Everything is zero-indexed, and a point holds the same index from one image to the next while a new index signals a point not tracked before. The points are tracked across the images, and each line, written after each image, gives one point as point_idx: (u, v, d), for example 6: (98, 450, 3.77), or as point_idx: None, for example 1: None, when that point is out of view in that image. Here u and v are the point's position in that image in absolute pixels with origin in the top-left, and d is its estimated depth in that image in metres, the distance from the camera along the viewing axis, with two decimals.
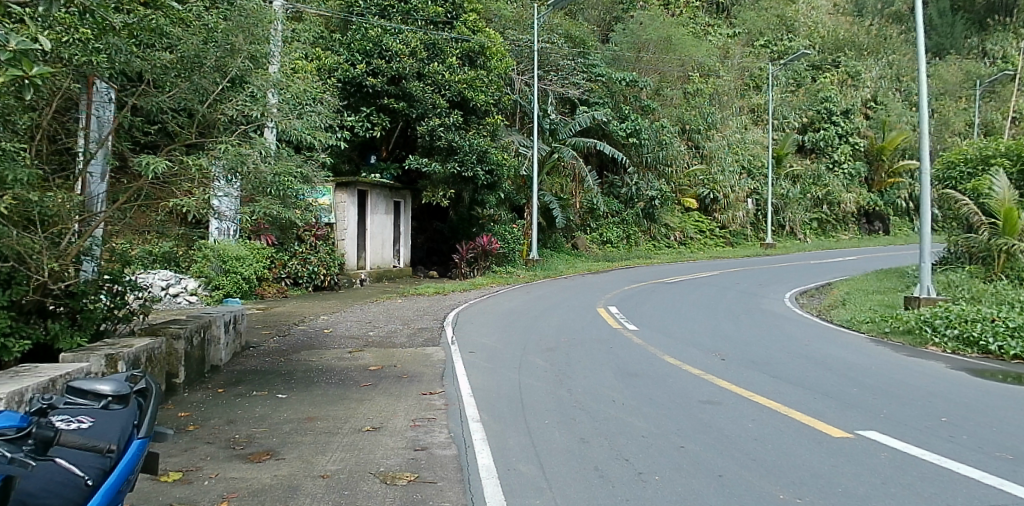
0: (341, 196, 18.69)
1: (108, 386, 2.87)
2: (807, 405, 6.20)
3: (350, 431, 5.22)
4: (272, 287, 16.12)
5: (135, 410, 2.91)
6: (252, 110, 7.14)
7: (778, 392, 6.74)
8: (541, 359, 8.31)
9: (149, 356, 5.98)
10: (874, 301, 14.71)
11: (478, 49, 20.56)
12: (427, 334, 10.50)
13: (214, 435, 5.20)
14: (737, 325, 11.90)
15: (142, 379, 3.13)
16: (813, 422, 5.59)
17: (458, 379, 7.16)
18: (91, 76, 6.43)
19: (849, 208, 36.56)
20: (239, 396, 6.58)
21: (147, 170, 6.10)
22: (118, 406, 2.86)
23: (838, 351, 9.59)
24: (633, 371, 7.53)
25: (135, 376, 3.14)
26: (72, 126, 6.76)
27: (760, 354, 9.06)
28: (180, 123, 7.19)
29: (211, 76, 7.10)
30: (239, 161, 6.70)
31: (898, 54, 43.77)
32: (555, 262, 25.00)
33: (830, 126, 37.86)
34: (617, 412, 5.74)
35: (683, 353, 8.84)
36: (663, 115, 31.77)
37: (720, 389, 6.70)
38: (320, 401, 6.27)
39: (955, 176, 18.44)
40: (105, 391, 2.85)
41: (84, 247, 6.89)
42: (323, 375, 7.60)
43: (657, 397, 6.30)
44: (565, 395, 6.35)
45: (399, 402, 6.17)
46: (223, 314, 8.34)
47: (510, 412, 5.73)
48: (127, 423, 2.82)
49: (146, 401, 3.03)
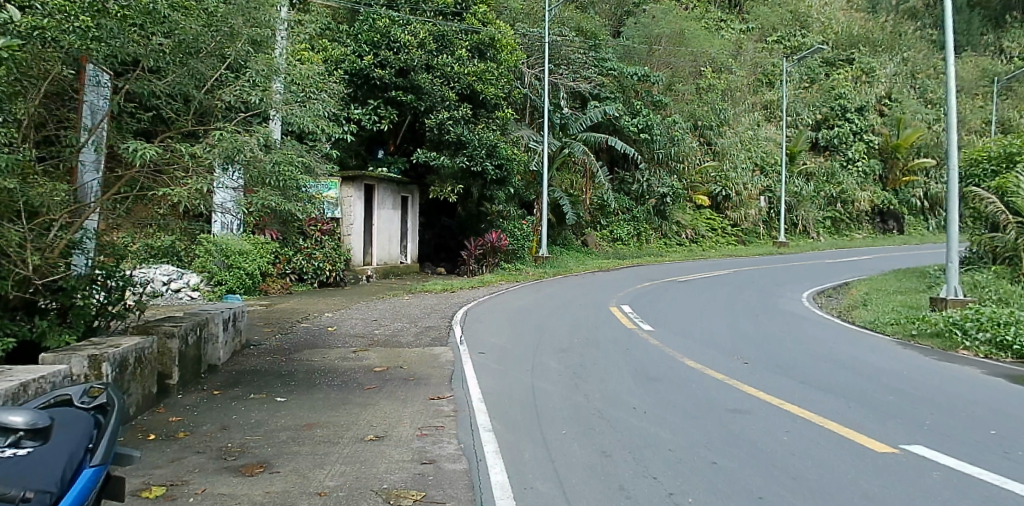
0: (347, 191, 18.40)
1: (19, 416, 2.09)
2: (842, 415, 5.77)
3: (351, 441, 4.81)
4: (276, 283, 15.67)
5: (62, 440, 2.24)
6: (251, 96, 6.77)
7: (809, 399, 6.30)
8: (554, 361, 7.91)
9: (139, 356, 5.56)
10: (896, 302, 14.22)
11: (488, 41, 20.15)
12: (434, 333, 10.12)
13: (205, 444, 4.81)
14: (757, 326, 11.43)
15: (97, 399, 2.62)
16: (852, 435, 5.15)
17: (468, 382, 6.79)
18: (84, 57, 6.06)
19: (864, 207, 35.84)
20: (235, 399, 6.19)
21: (135, 157, 5.66)
22: (33, 445, 2.15)
23: (866, 353, 9.13)
24: (653, 374, 7.13)
25: (84, 396, 2.63)
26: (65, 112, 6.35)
27: (783, 356, 8.63)
28: (177, 109, 6.77)
29: (210, 61, 6.72)
30: (236, 149, 6.22)
31: (913, 50, 43.02)
32: (565, 259, 24.56)
33: (844, 123, 37.36)
34: (638, 421, 5.33)
35: (703, 355, 8.42)
36: (674, 111, 31.10)
37: (746, 396, 6.29)
38: (321, 406, 5.86)
39: (978, 173, 17.83)
40: (16, 423, 2.07)
41: (75, 240, 6.45)
42: (324, 377, 7.20)
43: (682, 405, 5.88)
44: (582, 401, 5.95)
45: (405, 408, 5.78)
46: (222, 310, 8.00)
47: (524, 420, 5.33)
48: (65, 457, 2.19)
49: (105, 418, 2.52)
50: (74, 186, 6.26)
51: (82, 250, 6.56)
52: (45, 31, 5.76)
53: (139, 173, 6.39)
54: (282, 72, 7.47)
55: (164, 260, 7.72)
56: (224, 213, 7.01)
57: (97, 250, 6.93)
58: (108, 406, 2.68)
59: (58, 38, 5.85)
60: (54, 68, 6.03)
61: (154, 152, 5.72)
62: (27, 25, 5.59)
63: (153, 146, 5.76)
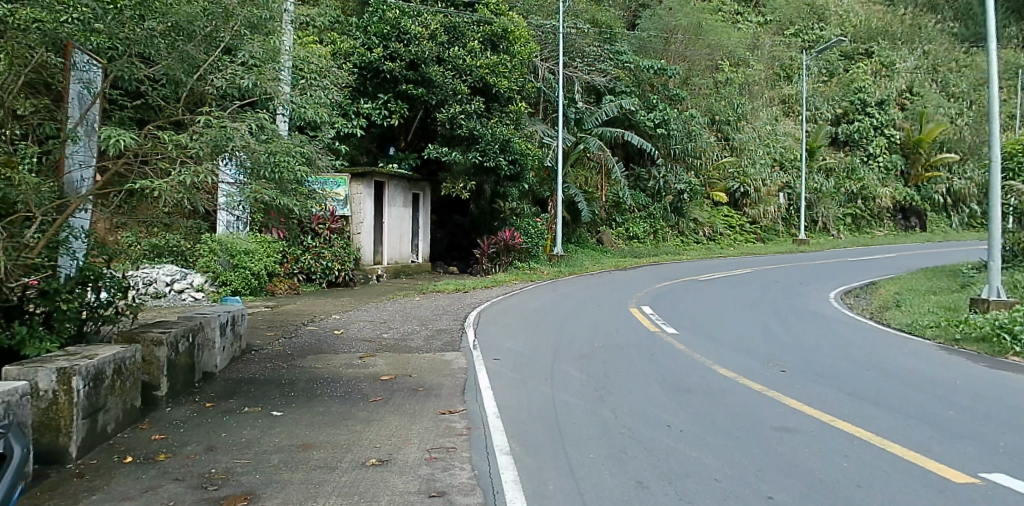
0: (357, 187, 17.81)
1: None
2: (903, 435, 5.16)
3: (352, 466, 4.26)
4: (283, 283, 15.16)
5: None
6: (245, 80, 6.20)
7: (862, 415, 5.69)
8: (576, 368, 7.33)
9: (118, 367, 5.00)
10: (930, 303, 13.40)
11: (501, 33, 19.64)
12: (448, 337, 9.56)
13: (186, 469, 4.27)
14: (788, 329, 10.79)
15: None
16: (923, 461, 4.53)
17: (482, 393, 6.22)
18: (69, 43, 5.52)
19: (885, 203, 34.80)
20: (228, 413, 5.67)
21: (108, 145, 5.09)
22: None
23: (908, 360, 8.46)
24: (683, 385, 6.53)
25: None
26: (53, 108, 5.83)
27: (821, 363, 8.03)
28: (165, 96, 6.18)
29: (203, 44, 6.15)
30: (225, 137, 5.65)
31: (934, 43, 41.86)
32: (580, 258, 23.85)
33: (864, 118, 36.56)
34: (674, 443, 4.75)
35: (733, 362, 7.82)
36: (691, 105, 30.76)
37: (791, 412, 5.68)
38: (319, 422, 5.30)
39: (1013, 167, 16.82)
40: None
41: (59, 237, 5.91)
42: (327, 386, 6.65)
43: (721, 422, 5.28)
44: (609, 417, 5.37)
45: (414, 424, 5.21)
46: (219, 315, 7.46)
47: (547, 441, 4.76)
48: None
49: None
50: (58, 181, 5.71)
51: (70, 251, 6.06)
52: (46, 26, 5.37)
53: (122, 166, 5.86)
54: (282, 56, 6.93)
55: (165, 258, 7.18)
56: (225, 210, 6.49)
57: (87, 248, 6.40)
58: (6, 457, 2.31)
59: (57, 29, 5.44)
60: (37, 53, 5.50)
61: (129, 140, 5.15)
62: (29, 17, 5.27)
63: (131, 134, 5.20)
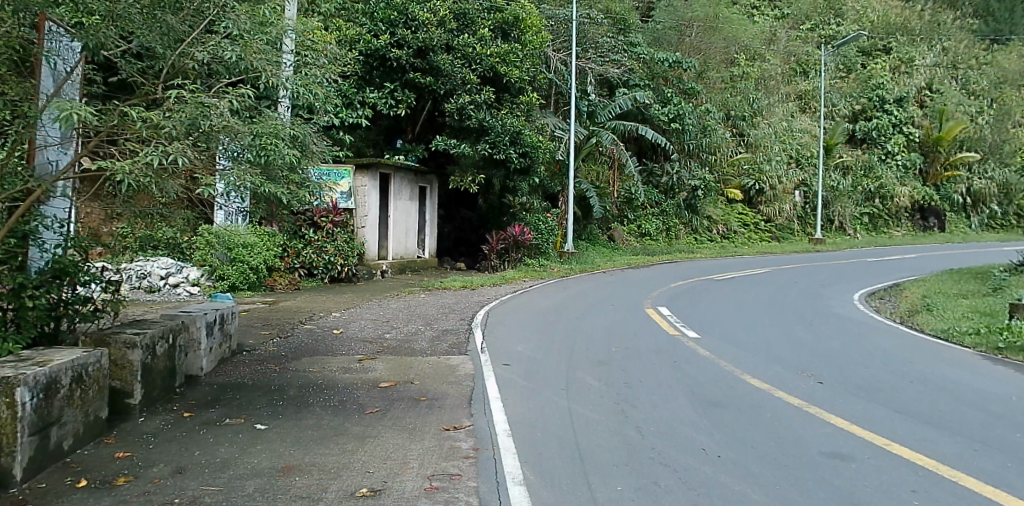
0: (361, 179, 17.15)
1: None
2: (972, 463, 4.48)
3: (338, 497, 3.64)
4: (283, 278, 14.62)
5: None
6: (229, 52, 5.46)
7: (919, 438, 5.01)
8: (592, 377, 6.69)
9: (78, 374, 4.37)
10: (964, 308, 12.66)
11: (512, 21, 18.93)
12: (453, 339, 8.92)
13: (143, 499, 3.64)
14: (814, 334, 10.13)
15: None
16: (1004, 498, 3.86)
17: (491, 405, 5.61)
18: (43, 14, 4.90)
19: (903, 203, 33.88)
20: (207, 425, 5.06)
21: (62, 120, 4.37)
22: None
23: (952, 371, 7.76)
24: (714, 399, 5.89)
25: None
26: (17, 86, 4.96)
27: (859, 373, 7.35)
28: (143, 71, 5.48)
29: (187, 18, 5.43)
30: (201, 113, 4.97)
31: (953, 40, 40.89)
32: (591, 255, 23.22)
33: (883, 115, 35.79)
34: (714, 473, 4.10)
35: (762, 371, 7.19)
36: (706, 99, 30.02)
37: (839, 434, 5.03)
38: (306, 440, 4.67)
39: None
40: None
41: (27, 225, 5.29)
42: (320, 395, 6.02)
43: (762, 446, 4.64)
44: (635, 438, 4.74)
45: (413, 444, 4.58)
46: (206, 313, 6.86)
47: (567, 469, 4.13)
48: None
49: None
50: (31, 165, 5.10)
51: (39, 242, 5.44)
52: None
53: (94, 147, 5.16)
54: (275, 31, 6.23)
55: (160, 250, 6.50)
56: (214, 201, 5.85)
57: (67, 239, 5.72)
58: None
59: None
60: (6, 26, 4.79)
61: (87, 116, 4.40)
62: None
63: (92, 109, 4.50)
